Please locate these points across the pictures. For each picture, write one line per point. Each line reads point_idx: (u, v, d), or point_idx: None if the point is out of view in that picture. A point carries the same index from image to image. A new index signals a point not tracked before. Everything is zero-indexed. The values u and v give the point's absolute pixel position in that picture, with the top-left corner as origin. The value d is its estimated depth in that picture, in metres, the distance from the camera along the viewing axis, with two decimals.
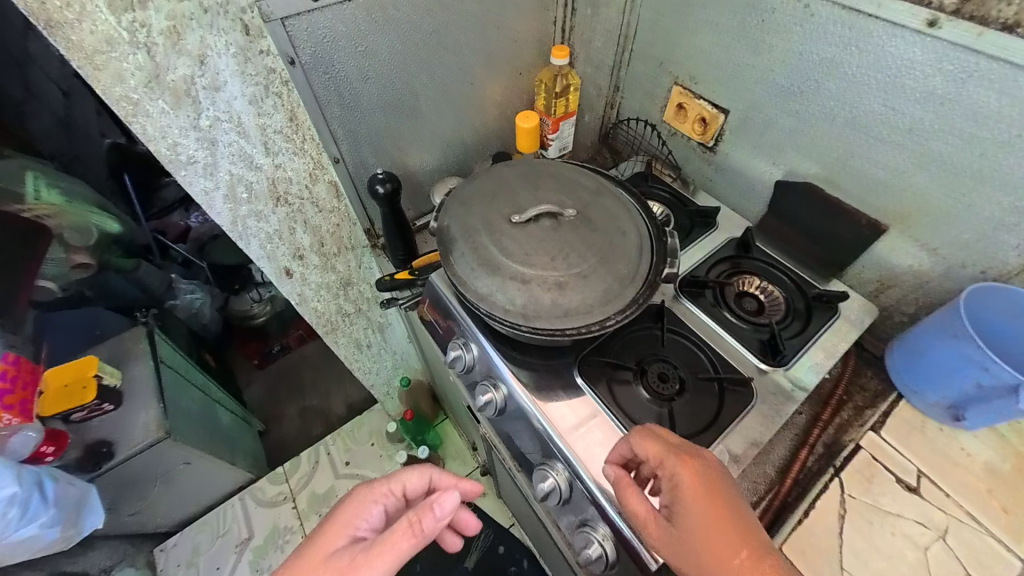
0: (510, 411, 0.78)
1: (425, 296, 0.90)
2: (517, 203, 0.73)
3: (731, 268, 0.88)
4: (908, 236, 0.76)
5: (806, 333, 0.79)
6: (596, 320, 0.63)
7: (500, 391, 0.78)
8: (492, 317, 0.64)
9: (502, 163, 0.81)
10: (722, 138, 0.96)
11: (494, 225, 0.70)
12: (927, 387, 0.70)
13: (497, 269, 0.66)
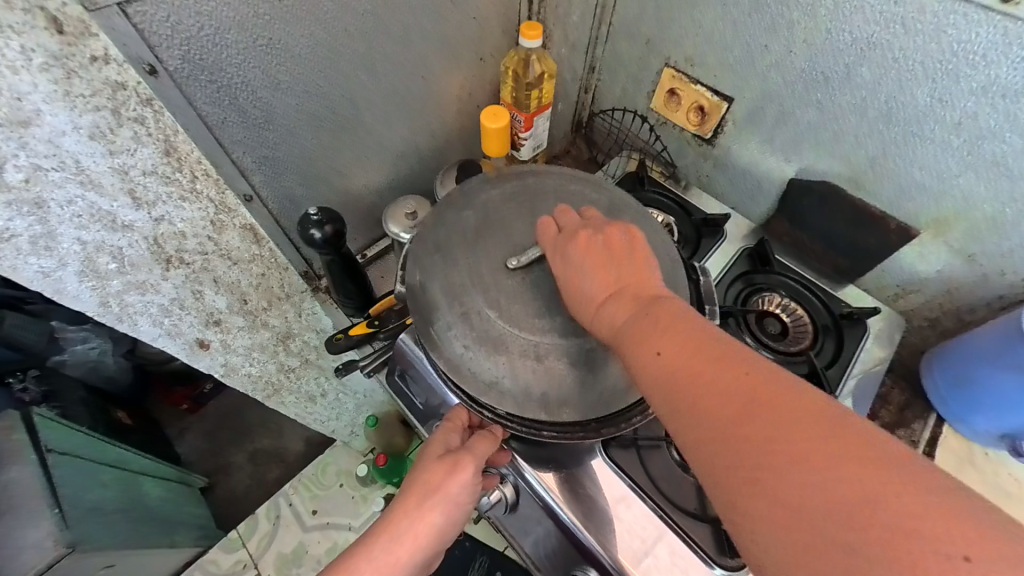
0: (522, 504, 0.66)
1: (399, 362, 0.73)
2: (515, 242, 0.56)
3: (746, 286, 0.78)
4: (941, 242, 0.68)
5: (842, 357, 0.71)
6: (633, 409, 0.53)
7: (507, 486, 0.65)
8: (501, 421, 0.53)
9: (481, 179, 0.63)
10: (722, 130, 0.83)
11: (486, 279, 0.54)
12: (978, 418, 0.66)
13: (498, 345, 0.51)
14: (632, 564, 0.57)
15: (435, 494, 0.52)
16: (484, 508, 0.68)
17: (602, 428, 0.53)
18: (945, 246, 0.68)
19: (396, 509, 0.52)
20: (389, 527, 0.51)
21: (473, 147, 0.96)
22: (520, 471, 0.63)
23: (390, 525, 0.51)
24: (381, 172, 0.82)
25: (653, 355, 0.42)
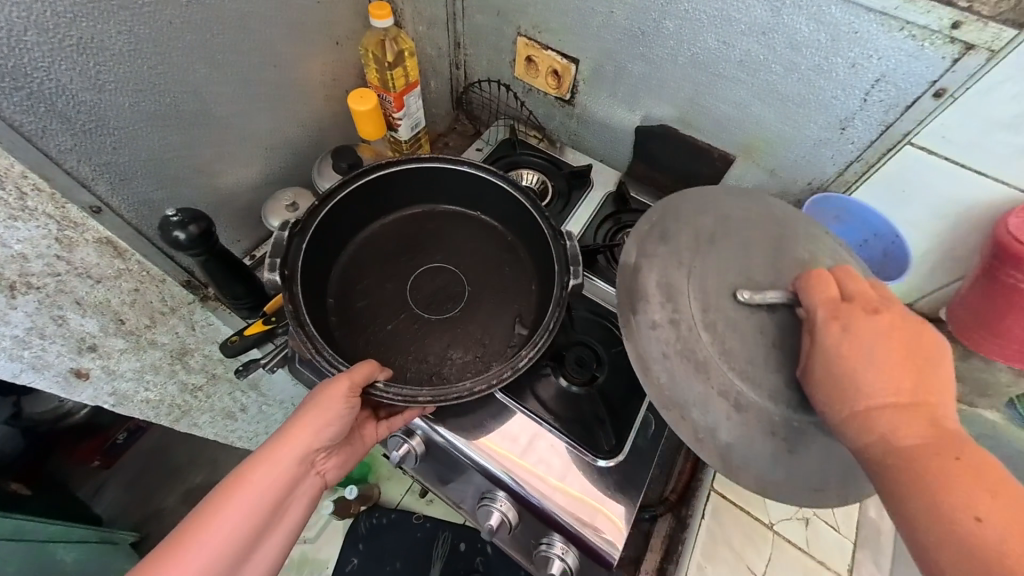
0: (432, 451, 0.73)
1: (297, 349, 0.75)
2: (675, 304, 0.56)
3: (614, 226, 0.87)
4: (755, 162, 0.80)
5: None
6: (506, 367, 0.61)
7: (415, 437, 0.72)
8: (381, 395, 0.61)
9: (677, 198, 0.64)
10: (577, 90, 0.92)
11: (710, 294, 0.56)
12: None
13: (700, 368, 0.54)
14: (564, 505, 0.63)
15: (308, 411, 0.59)
16: (399, 463, 0.74)
17: (477, 386, 0.61)
18: (755, 166, 0.80)
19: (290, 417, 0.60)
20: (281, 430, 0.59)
21: (352, 133, 0.97)
22: (456, 441, 0.68)
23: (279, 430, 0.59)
24: (253, 168, 0.81)
25: (933, 485, 0.40)
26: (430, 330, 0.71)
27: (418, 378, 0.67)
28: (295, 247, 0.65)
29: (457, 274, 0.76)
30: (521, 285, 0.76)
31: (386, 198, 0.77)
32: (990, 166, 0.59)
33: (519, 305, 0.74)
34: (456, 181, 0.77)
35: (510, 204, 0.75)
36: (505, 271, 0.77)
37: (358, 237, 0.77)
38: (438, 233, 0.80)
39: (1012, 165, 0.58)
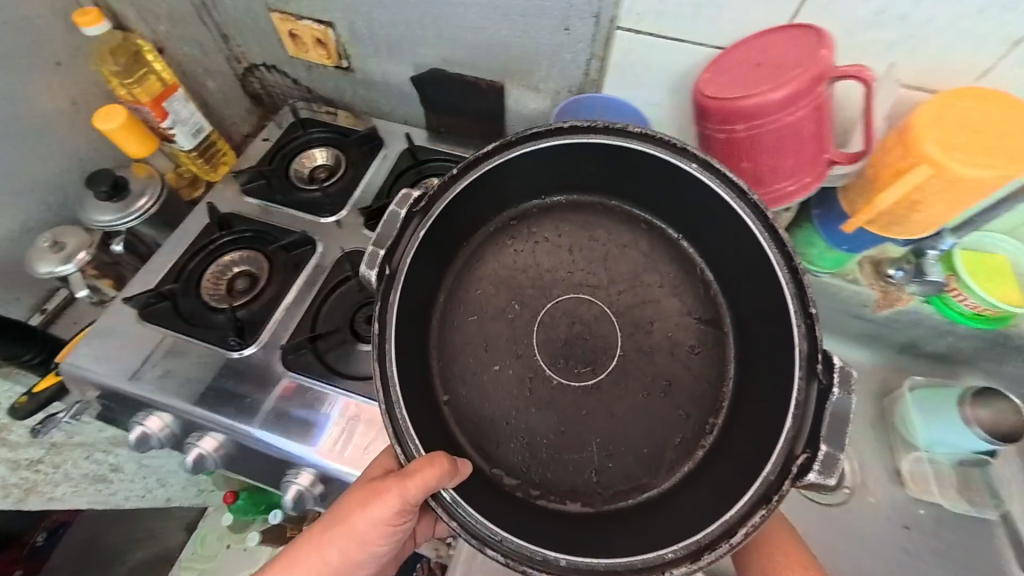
0: (236, 450, 0.68)
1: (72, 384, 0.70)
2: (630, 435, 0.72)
3: (416, 176, 0.86)
4: (520, 83, 0.80)
5: None
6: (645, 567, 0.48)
7: (213, 438, 0.67)
8: (451, 519, 0.51)
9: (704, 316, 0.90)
10: (349, 54, 0.89)
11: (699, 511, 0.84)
12: None
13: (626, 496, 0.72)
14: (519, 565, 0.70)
15: (337, 533, 0.55)
16: (201, 468, 0.69)
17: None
18: (522, 87, 0.81)
19: (296, 545, 0.57)
20: (288, 558, 0.56)
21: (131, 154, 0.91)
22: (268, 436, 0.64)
23: (283, 562, 0.56)
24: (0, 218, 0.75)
25: None
26: (540, 403, 0.64)
27: (511, 479, 0.61)
28: (403, 262, 0.55)
29: (604, 306, 0.65)
30: (697, 379, 0.64)
31: (552, 175, 0.63)
32: (682, 31, 0.62)
33: (683, 403, 0.63)
34: (653, 185, 0.61)
35: (713, 211, 0.57)
36: (676, 342, 0.65)
37: (515, 210, 0.67)
38: (603, 248, 0.67)
39: (695, 25, 0.61)
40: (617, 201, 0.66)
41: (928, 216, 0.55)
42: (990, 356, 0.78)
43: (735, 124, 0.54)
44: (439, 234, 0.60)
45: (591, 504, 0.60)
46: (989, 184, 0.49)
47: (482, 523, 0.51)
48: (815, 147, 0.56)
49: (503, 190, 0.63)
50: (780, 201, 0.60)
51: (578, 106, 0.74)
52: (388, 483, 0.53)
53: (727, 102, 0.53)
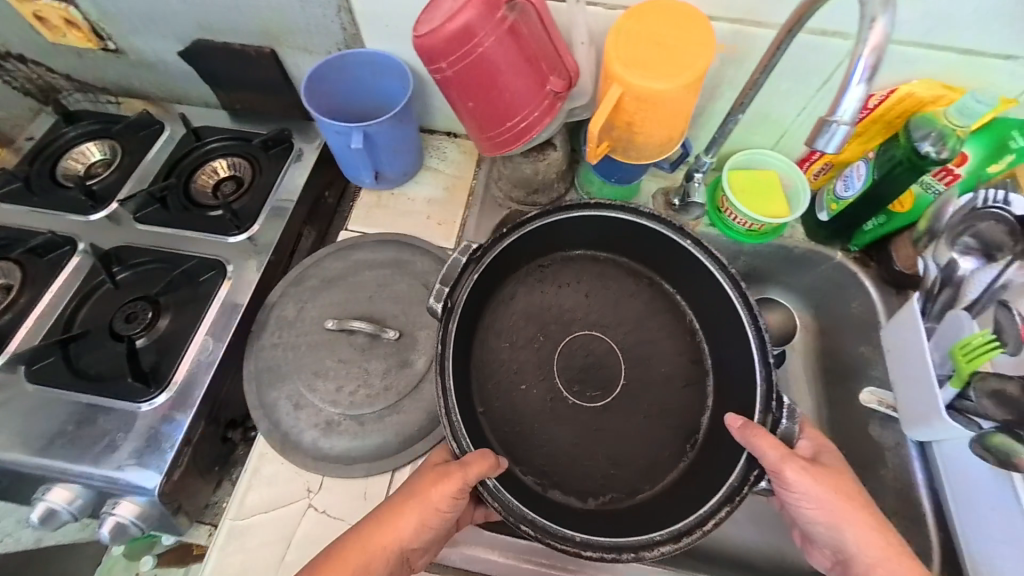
0: None
1: None
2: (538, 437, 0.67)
3: (197, 159, 0.78)
4: (291, 46, 0.75)
5: (271, 179, 0.75)
6: (636, 545, 0.51)
7: None
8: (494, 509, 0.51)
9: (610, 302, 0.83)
10: (110, 32, 0.81)
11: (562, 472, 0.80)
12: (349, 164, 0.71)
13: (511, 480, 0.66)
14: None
15: (403, 514, 0.48)
16: None
17: (585, 550, 0.50)
18: (295, 50, 0.76)
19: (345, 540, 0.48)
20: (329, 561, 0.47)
21: None
22: (22, 456, 0.56)
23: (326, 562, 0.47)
24: None
25: None
26: (566, 417, 0.67)
27: (537, 480, 0.63)
28: (467, 280, 0.57)
29: (619, 394, 0.68)
30: (683, 400, 0.67)
31: (584, 237, 0.69)
32: None
33: (672, 421, 0.67)
34: (662, 254, 0.66)
35: (703, 286, 0.63)
36: (669, 376, 0.69)
37: (545, 260, 0.71)
38: (615, 296, 0.71)
39: None
40: (630, 260, 0.71)
41: (645, 136, 0.56)
42: (784, 271, 0.80)
43: (438, 59, 0.52)
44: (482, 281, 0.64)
45: (606, 499, 0.62)
46: (672, 96, 0.50)
47: (516, 507, 0.53)
48: (529, 78, 0.55)
49: (538, 252, 0.69)
50: (519, 139, 0.60)
51: (343, 62, 0.68)
52: (441, 474, 0.48)
53: (423, 37, 0.51)
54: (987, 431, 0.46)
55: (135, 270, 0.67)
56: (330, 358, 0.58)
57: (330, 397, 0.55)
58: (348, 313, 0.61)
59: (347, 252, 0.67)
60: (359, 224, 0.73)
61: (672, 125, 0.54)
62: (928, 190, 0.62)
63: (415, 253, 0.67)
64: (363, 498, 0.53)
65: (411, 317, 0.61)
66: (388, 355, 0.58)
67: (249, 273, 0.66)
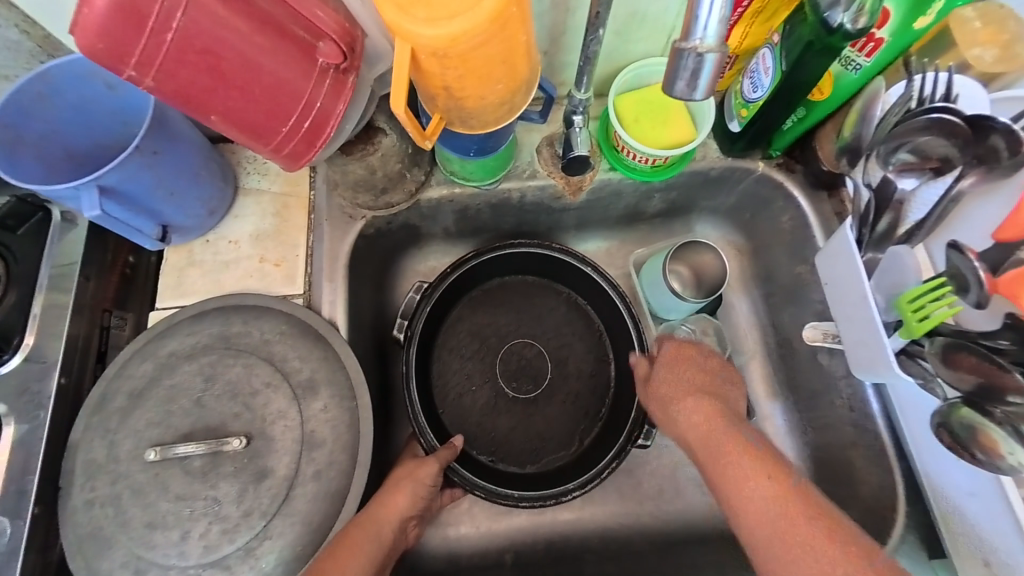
0: None
1: None
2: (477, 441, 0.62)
3: None
4: None
5: (32, 269, 0.54)
6: (550, 495, 0.54)
7: None
8: (464, 482, 0.55)
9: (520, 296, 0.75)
10: None
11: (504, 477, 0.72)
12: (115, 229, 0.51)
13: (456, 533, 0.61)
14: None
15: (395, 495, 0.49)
16: None
17: (521, 502, 0.54)
18: None
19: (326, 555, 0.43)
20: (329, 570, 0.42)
21: None
22: None
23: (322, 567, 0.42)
24: None
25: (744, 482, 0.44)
26: (507, 408, 0.63)
27: (481, 458, 0.61)
28: (422, 313, 0.59)
29: (547, 385, 0.64)
30: (602, 387, 0.64)
31: (508, 264, 0.65)
32: None
33: (590, 399, 0.64)
34: (572, 273, 0.64)
35: (597, 295, 0.64)
36: (593, 368, 0.64)
37: (483, 283, 0.66)
38: (536, 306, 0.66)
39: None
40: (558, 280, 0.66)
41: (474, 99, 0.39)
42: (704, 197, 0.68)
43: (113, 65, 0.32)
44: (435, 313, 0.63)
45: (540, 464, 0.62)
46: (477, 39, 0.34)
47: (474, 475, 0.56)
48: (281, 54, 0.36)
49: (464, 283, 0.64)
50: (313, 145, 0.41)
51: (44, 83, 0.46)
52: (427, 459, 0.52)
53: (68, 34, 0.31)
54: (953, 402, 0.42)
55: None
56: (163, 500, 0.45)
57: (176, 549, 0.44)
58: (174, 434, 0.47)
59: (156, 344, 0.50)
60: (172, 297, 0.56)
61: (503, 76, 0.38)
62: (848, 66, 0.49)
63: (247, 320, 0.51)
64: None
65: (256, 412, 0.47)
66: (239, 472, 0.45)
67: (35, 411, 0.50)
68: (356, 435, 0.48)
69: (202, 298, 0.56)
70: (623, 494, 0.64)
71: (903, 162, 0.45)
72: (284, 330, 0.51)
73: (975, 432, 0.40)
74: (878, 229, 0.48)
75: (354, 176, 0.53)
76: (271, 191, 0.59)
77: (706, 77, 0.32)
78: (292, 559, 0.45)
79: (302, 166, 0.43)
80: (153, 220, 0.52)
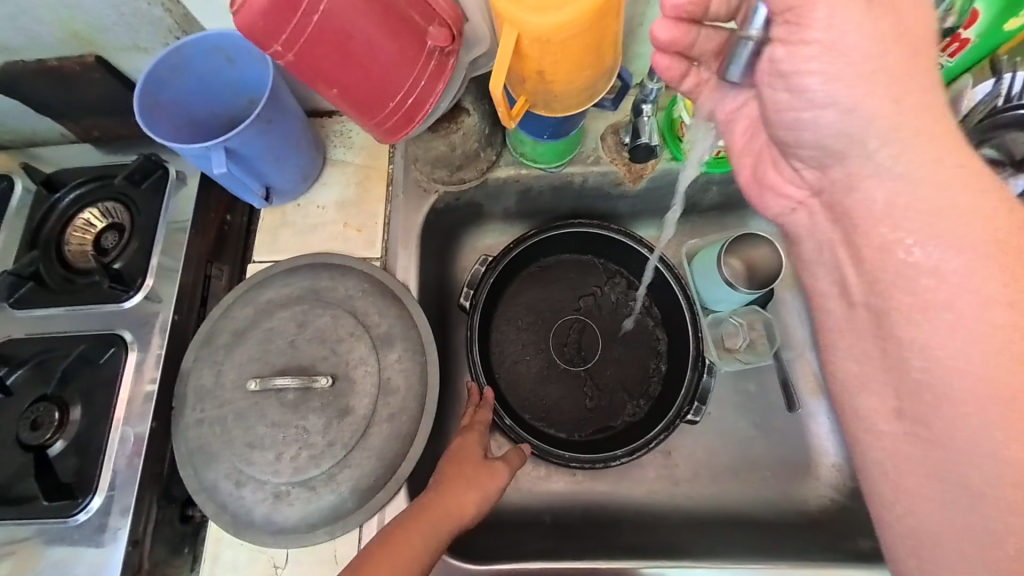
0: None
1: None
2: (531, 404, 0.69)
3: (59, 213, 0.63)
4: (113, 48, 0.59)
5: (153, 218, 0.62)
6: (600, 459, 0.61)
7: None
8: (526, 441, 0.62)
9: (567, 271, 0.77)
10: None
11: None
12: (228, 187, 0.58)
13: None
14: None
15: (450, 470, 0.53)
16: None
17: (571, 462, 0.61)
18: (120, 50, 0.60)
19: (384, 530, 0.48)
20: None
21: None
22: None
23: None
24: None
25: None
26: (558, 378, 0.70)
27: (533, 420, 0.69)
28: (488, 282, 0.66)
29: (594, 359, 0.71)
30: (648, 365, 0.70)
31: (570, 242, 0.72)
32: None
33: (637, 377, 0.70)
34: (629, 255, 0.70)
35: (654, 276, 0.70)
36: (641, 346, 0.71)
37: (541, 259, 0.74)
38: (590, 285, 0.73)
39: None
40: (613, 261, 0.73)
41: (563, 83, 0.43)
42: None
43: (264, 41, 0.38)
44: (499, 285, 0.71)
45: (587, 433, 0.68)
46: (578, 28, 0.37)
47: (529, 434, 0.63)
48: (397, 36, 0.41)
49: (527, 258, 0.72)
50: (412, 119, 0.46)
51: (181, 54, 0.53)
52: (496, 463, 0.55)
53: (232, 14, 0.37)
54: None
55: (27, 368, 0.58)
56: (261, 425, 0.51)
57: (271, 468, 0.50)
58: (271, 369, 0.53)
59: (256, 292, 0.57)
60: (266, 253, 0.63)
61: (592, 61, 0.41)
62: None
63: (334, 277, 0.58)
64: (332, 559, 0.51)
65: (341, 357, 0.53)
66: (325, 407, 0.52)
67: (153, 341, 0.58)
68: (425, 385, 0.53)
69: (292, 255, 0.62)
70: (660, 473, 0.67)
71: (988, 157, 0.49)
72: (365, 288, 0.57)
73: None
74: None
75: (435, 152, 0.57)
76: (355, 163, 0.65)
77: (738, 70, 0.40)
78: (365, 488, 0.51)
79: (398, 138, 0.48)
80: (259, 182, 0.58)
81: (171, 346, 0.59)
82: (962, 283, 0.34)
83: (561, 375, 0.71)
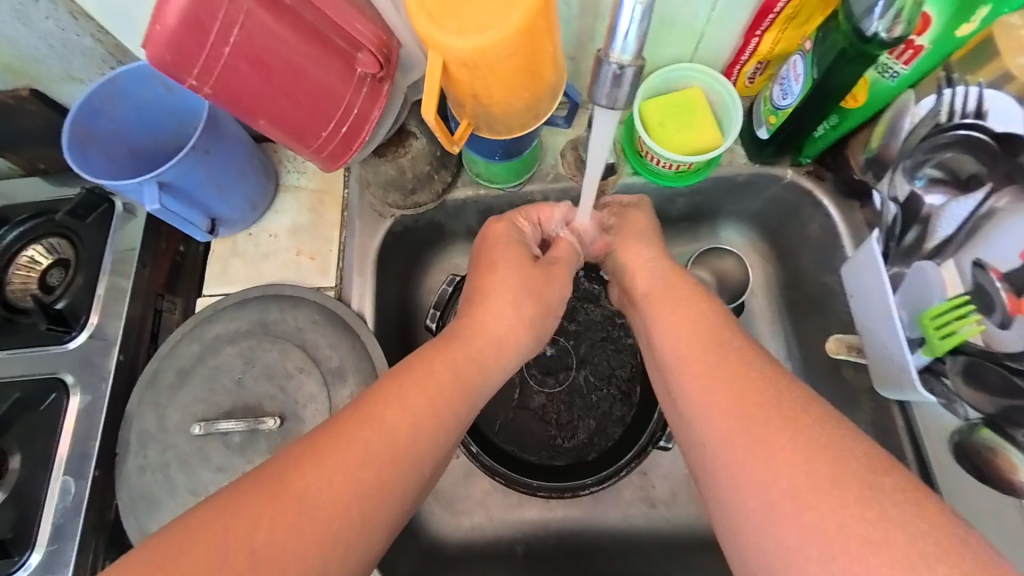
0: None
1: None
2: (502, 428, 0.67)
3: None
4: (49, 79, 0.57)
5: (98, 253, 0.60)
6: (569, 489, 0.60)
7: None
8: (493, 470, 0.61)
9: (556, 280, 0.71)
10: None
11: None
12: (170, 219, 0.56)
13: (464, 514, 0.64)
14: None
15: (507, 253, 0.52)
16: None
17: (540, 491, 0.60)
18: (57, 81, 0.58)
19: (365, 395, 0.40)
20: (269, 516, 0.34)
21: None
22: None
23: (256, 560, 0.32)
24: None
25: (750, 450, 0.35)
26: (530, 400, 0.67)
27: (503, 444, 0.66)
28: (454, 304, 0.63)
29: (569, 381, 0.67)
30: (626, 386, 0.67)
31: None
32: None
33: (614, 397, 0.67)
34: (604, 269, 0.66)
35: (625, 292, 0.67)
36: (618, 365, 0.68)
37: None
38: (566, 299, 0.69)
39: None
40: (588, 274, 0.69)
41: (501, 105, 0.41)
42: (730, 202, 0.66)
43: (177, 75, 0.36)
44: None
45: (560, 457, 0.65)
46: (505, 50, 0.36)
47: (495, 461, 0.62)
48: (321, 64, 0.39)
49: None
50: (349, 146, 0.44)
51: (117, 84, 0.51)
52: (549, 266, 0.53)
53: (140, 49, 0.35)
54: (974, 422, 0.46)
55: None
56: (207, 470, 0.49)
57: None
58: (217, 410, 0.51)
59: (203, 327, 0.55)
60: (217, 284, 0.61)
61: (528, 83, 0.40)
62: (885, 72, 0.47)
63: (284, 308, 0.55)
64: None
65: (290, 394, 0.51)
66: (273, 449, 0.49)
67: (97, 383, 0.55)
68: None
69: (244, 287, 0.60)
70: (636, 495, 0.65)
71: (930, 178, 0.48)
72: (316, 320, 0.55)
73: (995, 452, 0.45)
74: (907, 239, 0.51)
75: (386, 175, 0.56)
76: (308, 187, 0.63)
77: (625, 91, 0.32)
78: None
79: (337, 165, 0.46)
80: (203, 213, 0.56)
81: (116, 387, 0.56)
82: (674, 343, 0.44)
83: (534, 397, 0.68)
